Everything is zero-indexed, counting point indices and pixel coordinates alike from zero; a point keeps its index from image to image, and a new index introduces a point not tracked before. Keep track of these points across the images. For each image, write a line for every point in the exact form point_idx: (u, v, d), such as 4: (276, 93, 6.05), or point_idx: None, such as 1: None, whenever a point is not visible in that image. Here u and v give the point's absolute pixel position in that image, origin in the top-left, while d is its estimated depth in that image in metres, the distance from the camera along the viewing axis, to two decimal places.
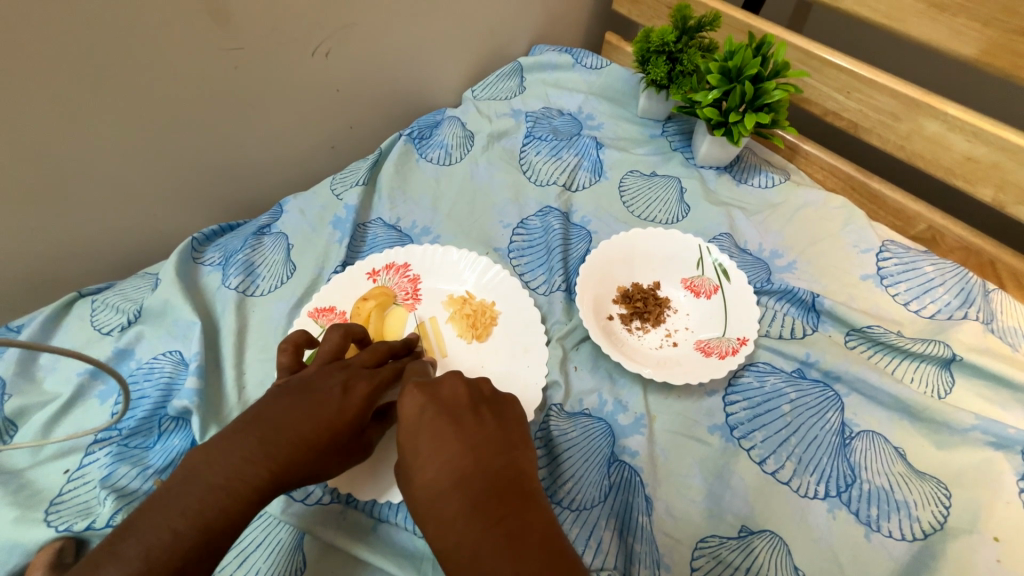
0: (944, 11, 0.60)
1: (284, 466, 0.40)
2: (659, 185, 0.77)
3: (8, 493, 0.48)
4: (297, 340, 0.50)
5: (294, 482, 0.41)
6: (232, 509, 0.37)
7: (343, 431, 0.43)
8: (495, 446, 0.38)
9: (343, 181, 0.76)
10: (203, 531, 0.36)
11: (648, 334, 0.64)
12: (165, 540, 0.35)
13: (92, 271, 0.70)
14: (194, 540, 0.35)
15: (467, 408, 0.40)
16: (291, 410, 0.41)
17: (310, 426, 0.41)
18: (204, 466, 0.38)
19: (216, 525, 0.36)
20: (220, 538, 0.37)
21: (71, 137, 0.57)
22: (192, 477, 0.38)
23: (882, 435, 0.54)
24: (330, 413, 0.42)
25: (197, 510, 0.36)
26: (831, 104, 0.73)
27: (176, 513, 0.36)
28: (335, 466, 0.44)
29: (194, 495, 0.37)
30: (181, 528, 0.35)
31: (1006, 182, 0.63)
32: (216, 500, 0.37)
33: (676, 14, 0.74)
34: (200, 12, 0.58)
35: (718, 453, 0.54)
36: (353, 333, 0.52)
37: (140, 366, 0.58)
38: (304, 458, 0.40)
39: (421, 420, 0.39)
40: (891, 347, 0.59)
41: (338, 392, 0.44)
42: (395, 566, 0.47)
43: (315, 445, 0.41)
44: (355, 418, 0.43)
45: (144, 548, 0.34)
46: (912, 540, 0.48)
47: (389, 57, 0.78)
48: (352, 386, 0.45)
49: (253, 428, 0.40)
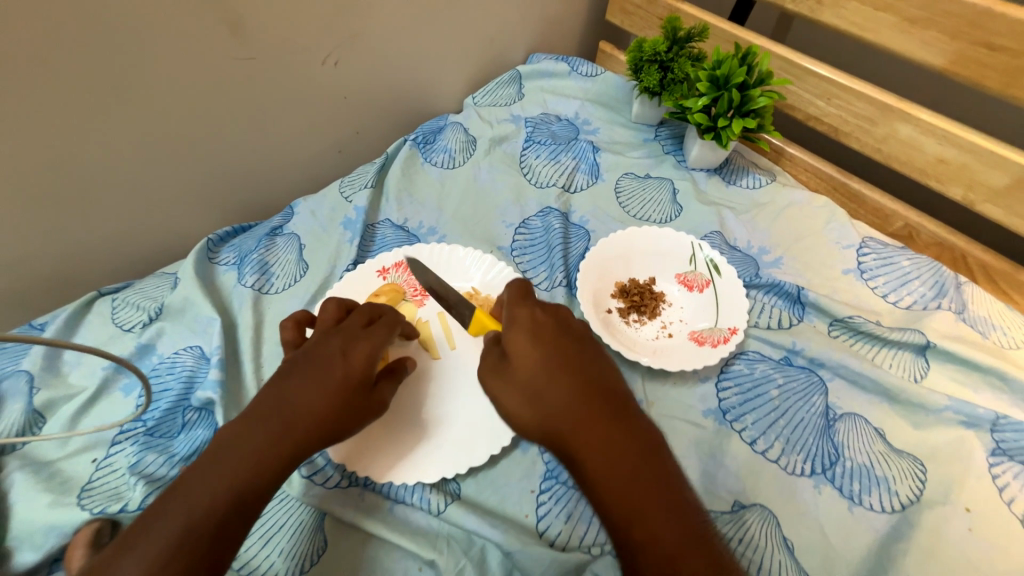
0: (915, 24, 0.65)
1: (305, 434, 0.43)
2: (654, 186, 0.81)
3: (41, 480, 0.50)
4: (299, 318, 0.54)
5: (318, 445, 0.44)
6: (260, 475, 0.40)
7: (350, 390, 0.46)
8: (610, 376, 0.45)
9: (352, 184, 0.79)
10: (238, 497, 0.39)
11: (645, 326, 0.67)
12: (205, 504, 0.38)
13: (109, 271, 0.73)
14: (232, 503, 0.38)
15: (576, 331, 0.48)
16: (300, 380, 0.45)
17: (318, 389, 0.44)
18: (229, 441, 0.41)
19: (249, 488, 0.40)
20: (253, 502, 0.40)
21: (94, 143, 0.61)
22: (222, 450, 0.41)
23: (863, 416, 0.58)
24: (337, 376, 0.46)
25: (231, 477, 0.39)
26: (813, 110, 0.78)
27: (214, 478, 0.39)
28: (356, 424, 0.47)
29: (228, 464, 0.40)
30: (218, 492, 0.38)
31: (975, 181, 0.67)
32: (246, 467, 0.40)
33: (666, 26, 0.79)
34: (217, 25, 0.61)
35: (711, 435, 0.57)
36: (349, 305, 0.55)
37: (162, 360, 0.61)
38: (320, 422, 0.44)
39: (544, 335, 0.46)
40: (870, 335, 0.64)
41: (338, 356, 0.47)
42: (411, 542, 0.50)
43: (327, 406, 0.44)
44: (361, 378, 0.47)
45: (188, 507, 0.37)
46: (892, 512, 0.52)
47: (394, 66, 0.81)
48: (351, 350, 0.48)
49: (268, 404, 0.43)
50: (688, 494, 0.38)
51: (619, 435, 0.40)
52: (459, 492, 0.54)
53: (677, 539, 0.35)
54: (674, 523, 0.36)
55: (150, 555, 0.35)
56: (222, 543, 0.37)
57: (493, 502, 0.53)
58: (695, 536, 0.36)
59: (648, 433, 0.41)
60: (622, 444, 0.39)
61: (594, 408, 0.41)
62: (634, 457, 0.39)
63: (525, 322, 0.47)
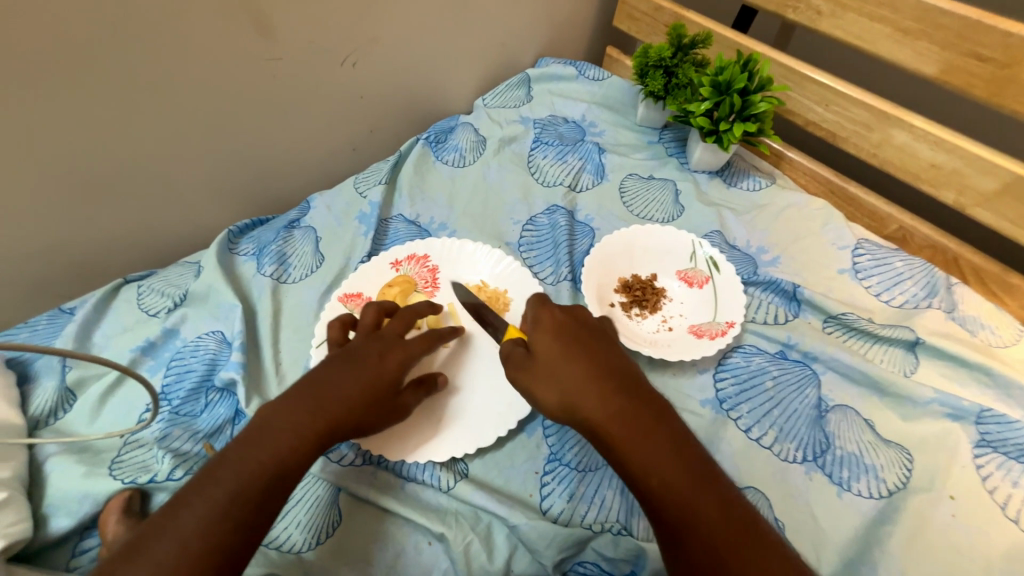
0: (908, 35, 0.68)
1: (339, 419, 0.46)
2: (657, 187, 0.84)
3: (74, 453, 0.54)
4: (344, 320, 0.58)
5: (344, 433, 0.48)
6: (299, 449, 0.44)
7: (382, 393, 0.50)
8: (619, 356, 0.49)
9: (366, 180, 0.82)
10: (280, 466, 0.42)
11: (646, 320, 0.70)
12: (252, 469, 0.41)
13: (132, 260, 0.76)
14: (275, 471, 0.42)
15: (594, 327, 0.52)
16: (339, 373, 0.48)
17: (356, 388, 0.48)
18: (273, 417, 0.45)
19: (290, 462, 0.43)
20: (292, 473, 0.43)
21: (125, 136, 0.64)
22: (266, 425, 0.44)
23: (854, 408, 0.61)
24: (371, 374, 0.50)
25: (276, 447, 0.43)
26: (811, 115, 0.80)
27: (261, 448, 0.42)
28: (378, 421, 0.51)
29: (272, 437, 0.43)
30: (264, 460, 0.42)
31: (965, 186, 0.70)
32: (288, 441, 0.43)
33: (671, 33, 0.82)
34: (244, 26, 0.64)
35: (708, 423, 0.60)
36: (385, 307, 0.58)
37: (186, 344, 0.64)
38: (353, 414, 0.47)
39: (567, 330, 0.50)
40: (863, 332, 0.66)
41: (376, 358, 0.51)
42: (421, 517, 0.52)
43: (361, 404, 0.48)
44: (392, 380, 0.51)
45: (237, 471, 0.41)
46: (879, 498, 0.54)
47: (408, 68, 0.85)
48: (388, 355, 0.52)
49: (309, 389, 0.47)
50: (696, 448, 0.43)
51: (630, 404, 0.44)
52: (467, 471, 0.57)
53: (687, 486, 0.40)
54: (685, 473, 0.41)
55: (204, 511, 0.38)
56: (263, 509, 0.41)
57: (499, 482, 0.56)
58: (703, 482, 0.41)
59: (655, 399, 0.45)
60: (634, 410, 0.44)
61: (609, 381, 0.45)
62: (644, 420, 0.43)
63: (541, 317, 0.51)
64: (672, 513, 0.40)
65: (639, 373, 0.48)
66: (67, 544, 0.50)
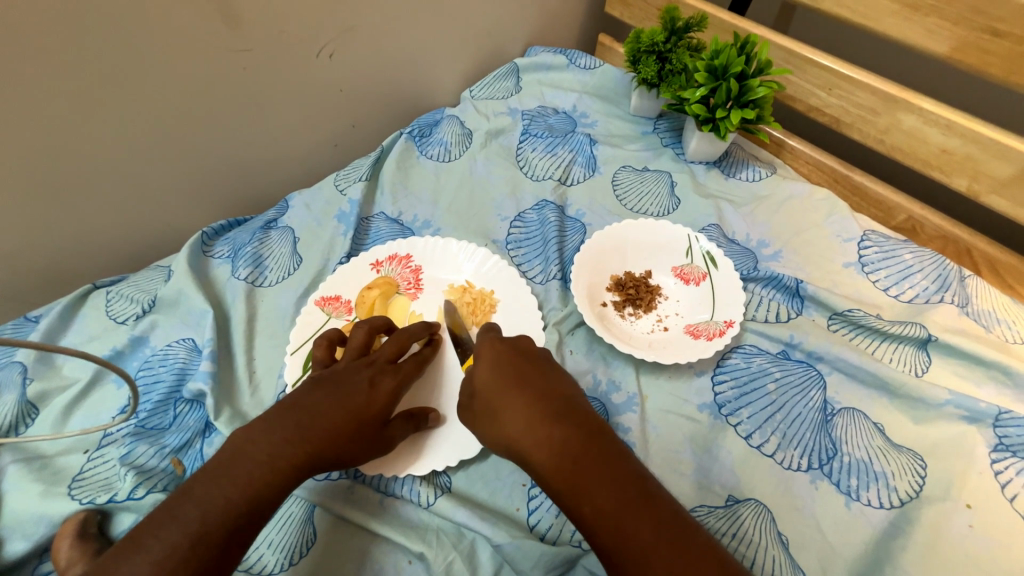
0: (917, 11, 0.64)
1: (319, 449, 0.43)
2: (651, 179, 0.80)
3: (30, 471, 0.50)
4: (331, 337, 0.55)
5: (323, 466, 0.44)
6: (272, 483, 0.41)
7: (368, 422, 0.46)
8: (561, 378, 0.47)
9: (347, 177, 0.79)
10: (251, 502, 0.40)
11: (640, 320, 0.67)
12: (220, 506, 0.38)
13: (104, 263, 0.73)
14: (244, 508, 0.39)
15: (534, 355, 0.49)
16: (324, 400, 0.45)
17: (341, 414, 0.45)
18: (248, 445, 0.42)
19: (261, 496, 0.40)
20: (263, 509, 0.40)
21: (86, 136, 0.60)
22: (239, 456, 0.41)
23: (862, 411, 0.57)
24: (359, 403, 0.46)
25: (246, 480, 0.40)
26: (813, 101, 0.76)
27: (229, 482, 0.40)
28: (361, 455, 0.47)
29: (243, 468, 0.40)
30: (232, 496, 0.39)
31: (979, 172, 0.66)
32: (261, 474, 0.41)
33: (665, 15, 0.78)
34: (209, 16, 0.61)
35: (706, 430, 0.56)
36: (377, 327, 0.55)
37: (155, 352, 0.61)
38: (335, 443, 0.44)
39: (502, 359, 0.47)
40: (871, 329, 0.62)
41: (366, 385, 0.48)
42: (402, 535, 0.49)
43: (343, 431, 0.45)
44: (381, 410, 0.47)
45: (200, 508, 0.38)
46: (890, 508, 0.51)
47: (389, 59, 0.81)
48: (379, 381, 0.49)
49: (291, 414, 0.44)
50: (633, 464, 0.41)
51: (559, 428, 0.41)
52: (450, 485, 0.53)
53: (620, 507, 0.37)
54: (619, 494, 0.38)
55: (159, 556, 0.36)
56: (229, 549, 0.38)
57: (484, 496, 0.53)
58: (640, 495, 0.38)
59: (591, 416, 0.43)
60: (569, 434, 0.41)
61: (541, 407, 0.43)
62: (578, 445, 0.40)
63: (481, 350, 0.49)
64: (609, 538, 0.37)
65: (580, 393, 0.46)
66: (25, 568, 0.47)
